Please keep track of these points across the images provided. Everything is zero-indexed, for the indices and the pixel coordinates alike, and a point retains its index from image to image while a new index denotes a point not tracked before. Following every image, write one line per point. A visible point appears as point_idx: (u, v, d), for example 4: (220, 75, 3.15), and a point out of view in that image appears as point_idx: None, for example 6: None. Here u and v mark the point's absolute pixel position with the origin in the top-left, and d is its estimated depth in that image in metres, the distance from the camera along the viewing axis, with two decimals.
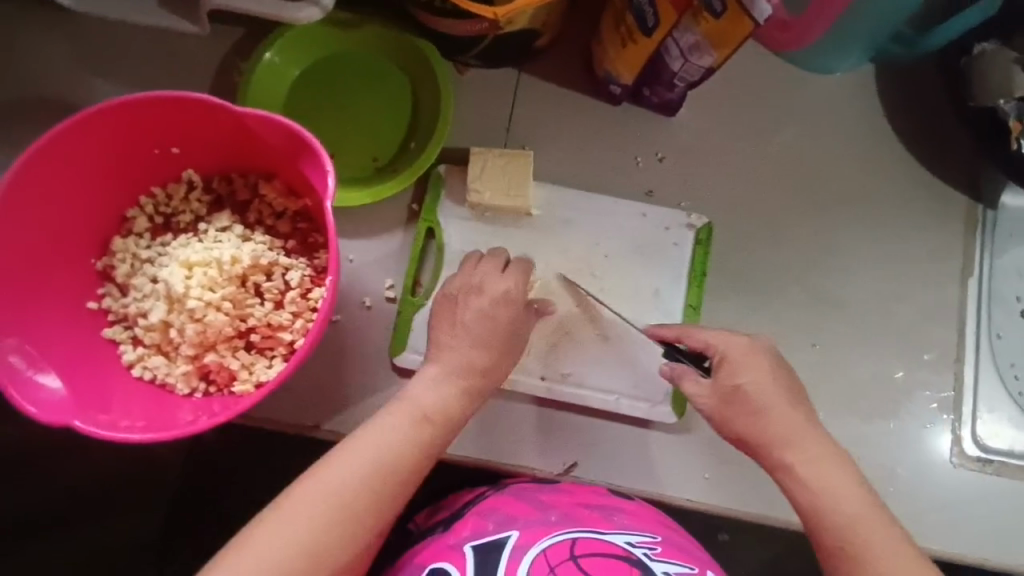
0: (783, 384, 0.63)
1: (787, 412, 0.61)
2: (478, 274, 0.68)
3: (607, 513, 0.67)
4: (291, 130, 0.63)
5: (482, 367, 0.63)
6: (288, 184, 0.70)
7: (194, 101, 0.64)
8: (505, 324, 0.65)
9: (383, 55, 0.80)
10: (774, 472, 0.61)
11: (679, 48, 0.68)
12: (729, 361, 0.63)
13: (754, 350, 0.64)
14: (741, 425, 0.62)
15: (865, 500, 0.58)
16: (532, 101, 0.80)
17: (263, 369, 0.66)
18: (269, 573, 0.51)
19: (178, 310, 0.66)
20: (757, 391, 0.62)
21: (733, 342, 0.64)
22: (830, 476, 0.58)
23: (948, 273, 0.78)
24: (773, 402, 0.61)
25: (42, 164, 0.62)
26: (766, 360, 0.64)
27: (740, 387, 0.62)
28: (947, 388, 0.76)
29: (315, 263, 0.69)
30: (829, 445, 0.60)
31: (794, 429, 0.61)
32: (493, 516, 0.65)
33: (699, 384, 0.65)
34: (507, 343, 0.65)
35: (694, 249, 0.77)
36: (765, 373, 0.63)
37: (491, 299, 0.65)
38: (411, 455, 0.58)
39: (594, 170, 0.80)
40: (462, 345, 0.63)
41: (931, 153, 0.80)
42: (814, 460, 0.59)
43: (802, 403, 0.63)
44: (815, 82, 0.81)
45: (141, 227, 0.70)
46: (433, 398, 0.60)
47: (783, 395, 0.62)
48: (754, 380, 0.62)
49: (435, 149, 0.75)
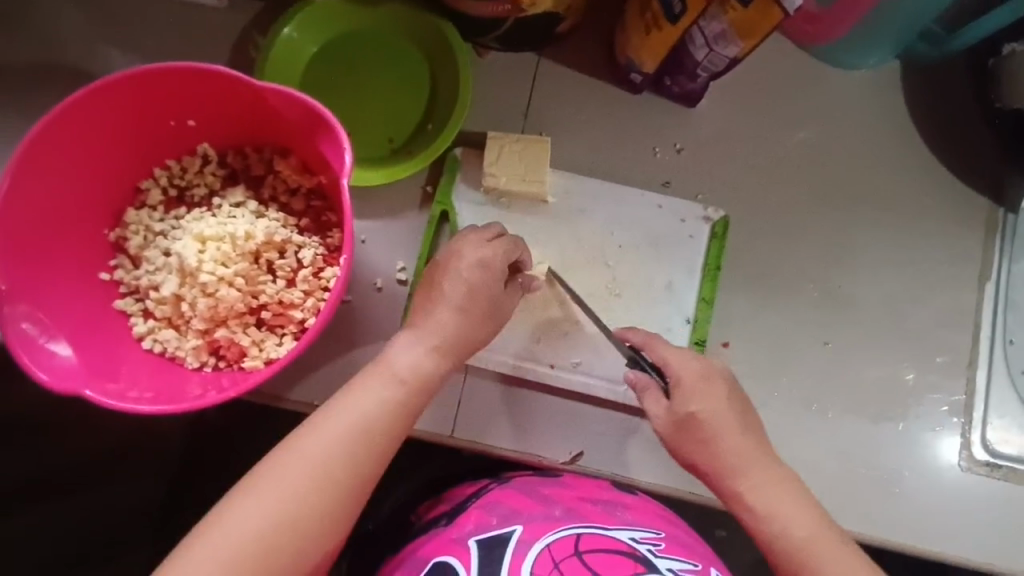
0: (737, 410, 0.64)
1: (739, 442, 0.62)
2: (463, 245, 0.65)
3: (611, 509, 0.67)
4: (309, 106, 0.62)
5: (458, 333, 0.62)
6: (304, 160, 0.70)
7: (213, 73, 0.63)
8: (485, 291, 0.63)
9: (403, 35, 0.79)
10: (728, 499, 0.61)
11: (705, 37, 0.67)
12: (683, 387, 0.64)
13: (709, 374, 0.64)
14: (694, 453, 0.62)
15: (817, 522, 0.59)
16: (551, 87, 0.79)
17: (273, 347, 0.66)
18: (243, 536, 0.52)
19: (190, 283, 0.66)
20: (711, 419, 0.62)
21: (690, 367, 0.65)
22: (780, 501, 0.59)
23: (965, 276, 0.78)
24: (724, 430, 0.62)
25: (58, 131, 0.62)
26: (720, 386, 0.64)
27: (693, 415, 0.62)
28: (958, 392, 0.75)
29: (328, 242, 0.69)
30: (784, 473, 0.61)
31: (746, 456, 0.61)
32: (496, 510, 0.65)
33: (658, 402, 0.65)
34: (486, 310, 0.63)
35: (710, 242, 0.77)
36: (717, 401, 0.63)
37: (474, 270, 0.63)
38: (385, 420, 0.58)
39: (611, 159, 0.79)
40: (437, 314, 0.61)
41: (955, 154, 0.78)
42: (766, 488, 0.60)
43: (756, 430, 0.64)
44: (840, 78, 0.80)
45: (155, 199, 0.70)
46: (405, 363, 0.60)
47: (736, 423, 0.62)
48: (708, 408, 0.63)
49: (453, 132, 0.74)
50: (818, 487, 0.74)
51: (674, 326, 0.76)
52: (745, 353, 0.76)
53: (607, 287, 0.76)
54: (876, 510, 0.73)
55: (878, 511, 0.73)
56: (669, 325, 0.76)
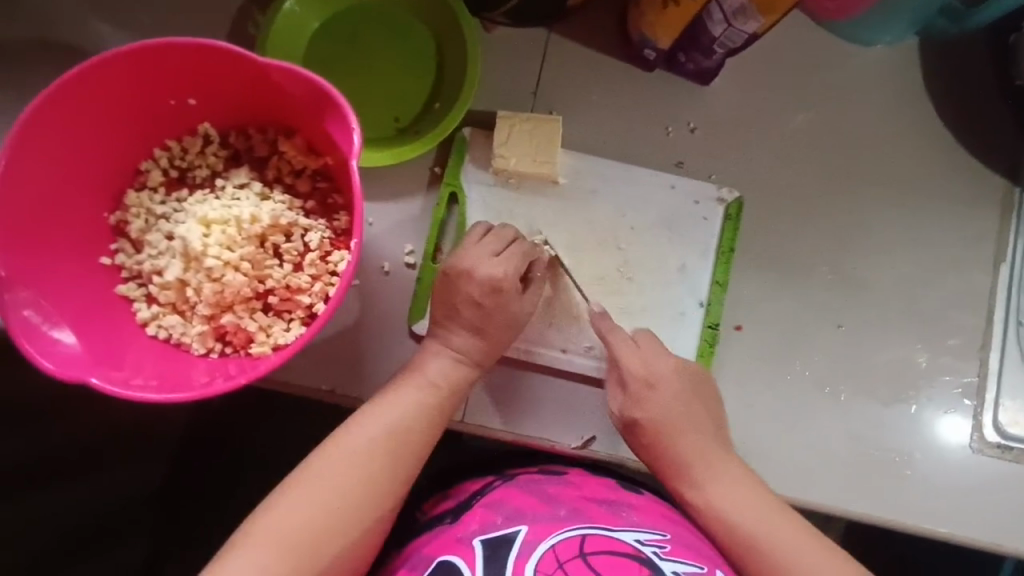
0: (683, 408, 0.68)
1: (684, 440, 0.67)
2: (477, 253, 0.68)
3: (617, 510, 0.67)
4: (316, 84, 0.60)
5: (482, 344, 0.67)
6: (309, 141, 0.68)
7: (214, 49, 0.61)
8: (506, 303, 0.68)
9: (408, 9, 0.77)
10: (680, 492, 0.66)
11: (722, 12, 0.65)
12: (629, 393, 0.68)
13: (655, 376, 0.69)
14: (643, 450, 0.68)
15: (760, 511, 0.63)
16: (562, 64, 0.77)
17: (281, 332, 0.65)
18: (297, 532, 0.56)
19: (195, 268, 0.64)
20: (654, 422, 0.67)
21: (636, 369, 0.69)
22: (724, 495, 0.64)
23: (980, 258, 0.77)
24: (670, 431, 0.67)
25: (53, 109, 0.60)
26: (667, 388, 0.68)
27: (638, 418, 0.68)
28: (970, 374, 0.75)
29: (334, 225, 0.67)
30: (726, 467, 0.66)
31: (693, 454, 0.66)
32: (502, 509, 0.66)
33: (614, 395, 0.70)
34: (508, 322, 0.68)
35: (723, 224, 0.76)
36: (661, 405, 0.68)
37: (491, 286, 0.67)
38: (421, 423, 0.63)
39: (622, 138, 0.77)
40: (461, 325, 0.67)
41: (972, 133, 0.77)
42: (713, 482, 0.65)
43: (704, 425, 0.67)
44: (858, 55, 0.78)
45: (155, 181, 0.68)
46: (437, 371, 0.66)
47: (681, 423, 0.67)
48: (652, 411, 0.68)
49: (462, 111, 0.72)
50: (829, 470, 0.74)
51: (687, 309, 0.75)
52: (757, 337, 0.75)
53: (619, 270, 0.75)
54: (887, 493, 0.73)
55: (888, 493, 0.73)
56: (683, 309, 0.75)
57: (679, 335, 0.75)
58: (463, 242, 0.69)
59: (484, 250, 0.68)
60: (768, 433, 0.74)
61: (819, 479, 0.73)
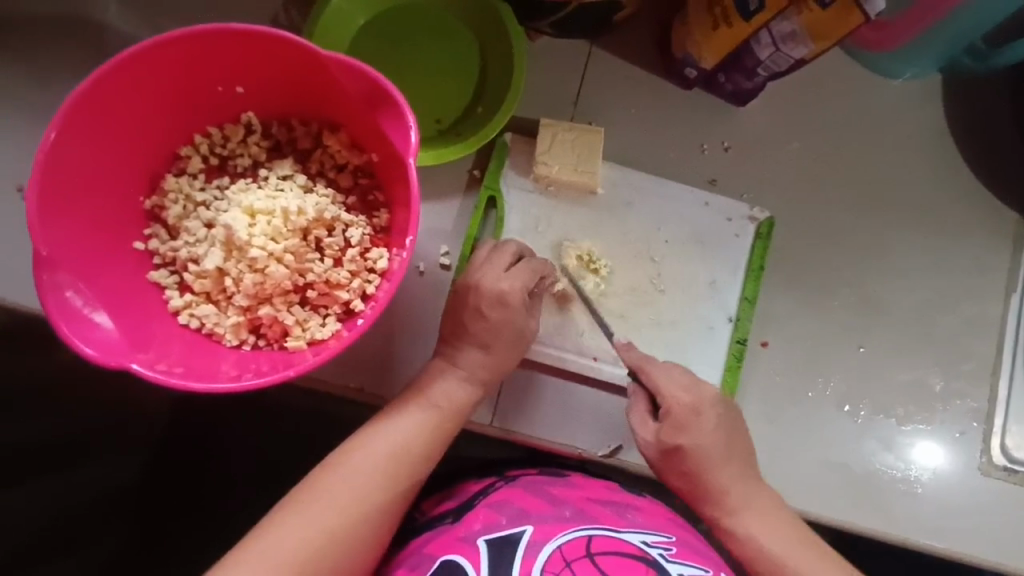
0: (724, 439, 0.66)
1: (727, 469, 0.65)
2: (479, 267, 0.68)
3: (620, 511, 0.69)
4: (374, 81, 0.60)
5: (487, 360, 0.66)
6: (355, 137, 0.68)
7: (274, 37, 0.60)
8: (513, 317, 0.66)
9: (453, 13, 0.77)
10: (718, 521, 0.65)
11: (771, 37, 0.66)
12: (674, 420, 0.66)
13: (699, 404, 0.66)
14: (678, 478, 0.66)
15: (798, 537, 0.63)
16: (603, 76, 0.78)
17: (317, 327, 0.64)
18: (285, 557, 0.55)
19: (236, 257, 0.62)
20: (697, 450, 0.65)
21: (680, 397, 0.66)
22: (766, 525, 0.64)
23: (992, 287, 0.80)
24: (712, 462, 0.65)
25: (105, 86, 0.58)
26: (714, 417, 0.66)
27: (680, 446, 0.65)
28: (980, 399, 0.78)
29: (375, 223, 0.67)
30: (764, 493, 0.65)
31: (736, 482, 0.65)
32: (506, 510, 0.67)
33: (646, 424, 0.67)
34: (515, 339, 0.67)
35: (754, 242, 0.77)
36: (705, 432, 0.65)
37: (490, 301, 0.66)
38: (417, 447, 0.63)
39: (658, 153, 0.78)
40: (471, 342, 0.66)
41: (989, 169, 0.81)
42: (757, 511, 0.64)
43: (738, 456, 0.66)
44: (885, 86, 0.81)
45: (194, 167, 0.67)
46: (441, 392, 0.66)
47: (723, 454, 0.66)
48: (696, 439, 0.65)
49: (505, 116, 0.72)
50: (844, 488, 0.75)
51: (716, 323, 0.76)
52: (781, 354, 0.77)
53: (653, 281, 0.76)
54: (898, 510, 0.75)
55: (899, 512, 0.75)
56: (712, 323, 0.76)
57: (707, 348, 0.76)
58: (473, 258, 0.70)
59: (495, 271, 0.67)
60: (788, 448, 0.76)
61: (833, 495, 0.75)
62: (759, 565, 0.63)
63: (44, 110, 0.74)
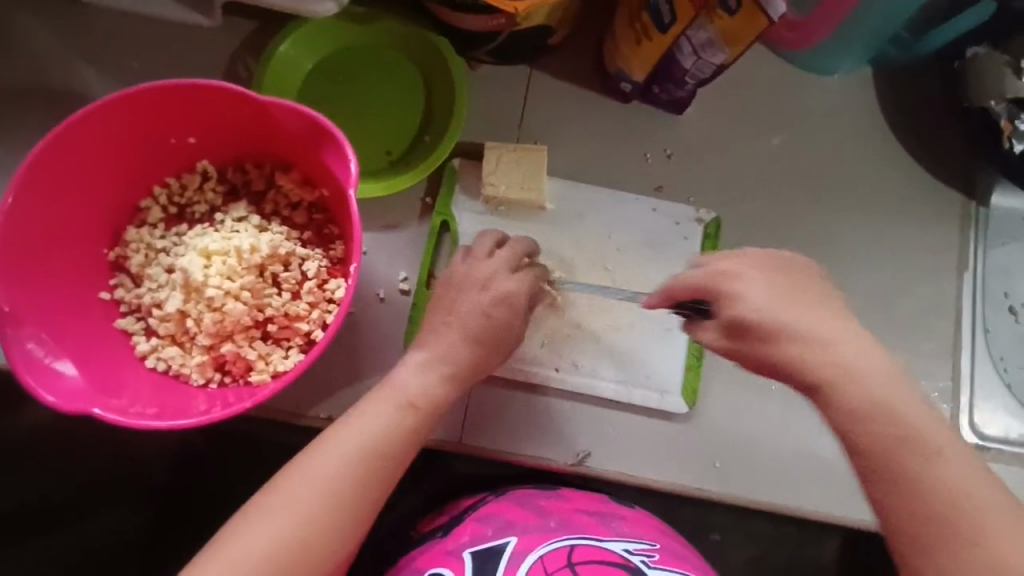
0: (780, 295, 0.56)
1: (809, 331, 0.54)
2: (480, 269, 0.66)
3: (606, 520, 0.69)
4: (312, 119, 0.63)
5: (472, 352, 0.64)
6: (305, 174, 0.71)
7: (217, 88, 0.63)
8: (516, 314, 0.65)
9: (396, 48, 0.81)
10: (830, 409, 0.53)
11: (692, 46, 0.69)
12: (728, 295, 0.57)
13: (738, 270, 0.57)
14: (770, 362, 0.55)
15: (916, 410, 0.52)
16: (544, 98, 0.82)
17: (279, 359, 0.66)
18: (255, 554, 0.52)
19: (196, 298, 0.65)
20: (766, 318, 0.55)
21: (718, 271, 0.58)
22: (880, 388, 0.52)
23: (945, 267, 0.81)
24: (791, 329, 0.54)
25: (60, 147, 0.62)
26: (762, 278, 0.57)
27: (744, 317, 0.55)
28: (946, 378, 0.79)
29: (331, 254, 0.69)
30: (859, 341, 0.54)
31: (827, 341, 0.54)
32: (492, 522, 0.68)
33: (704, 326, 0.59)
34: (505, 335, 0.65)
35: (703, 243, 0.80)
36: (755, 294, 0.56)
37: (492, 297, 0.65)
38: (395, 443, 0.59)
39: (605, 166, 0.81)
40: (461, 333, 0.64)
41: (929, 154, 0.83)
42: (863, 378, 0.52)
43: (814, 306, 0.56)
44: (818, 83, 0.83)
45: (155, 217, 0.70)
46: (416, 390, 0.62)
47: (798, 317, 0.55)
48: (755, 304, 0.55)
49: (450, 143, 0.76)
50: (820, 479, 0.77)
51: (673, 324, 0.78)
52: None
53: (608, 289, 0.78)
54: None
55: None
56: (669, 324, 0.78)
57: (664, 349, 0.78)
58: (458, 260, 0.68)
59: (501, 270, 0.67)
60: (755, 442, 0.77)
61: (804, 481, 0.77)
62: (859, 426, 0.52)
63: (9, 176, 0.78)
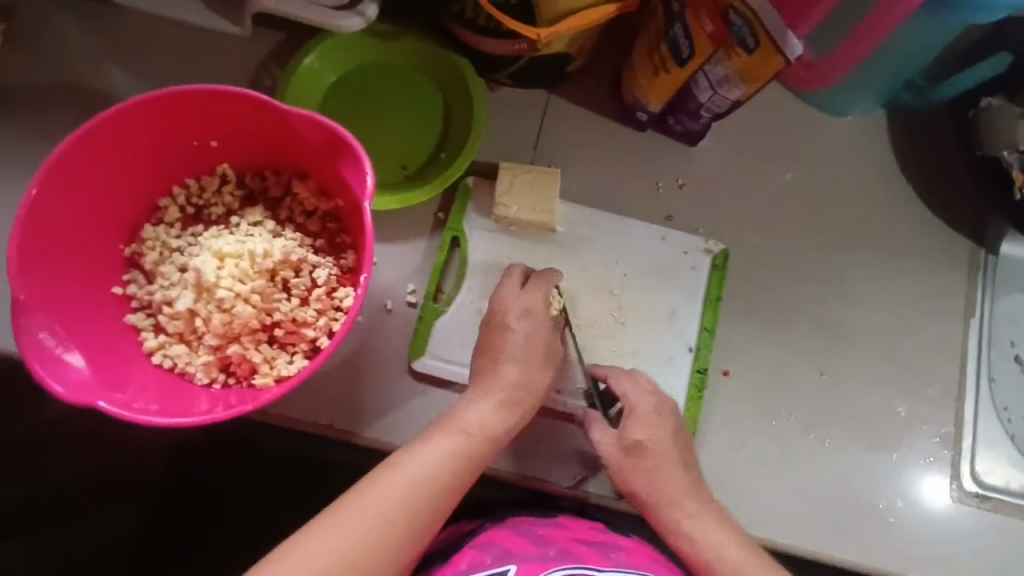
0: (671, 437, 0.70)
1: (674, 469, 0.69)
2: (509, 297, 0.70)
3: (605, 550, 0.68)
4: (333, 131, 0.64)
5: (522, 379, 0.68)
6: (321, 184, 0.72)
7: (242, 96, 0.65)
8: (550, 335, 0.70)
9: (418, 66, 0.83)
10: (668, 528, 0.68)
11: (709, 81, 0.70)
12: (635, 418, 0.70)
13: (661, 406, 0.71)
14: (635, 479, 0.69)
15: (744, 550, 0.66)
16: (561, 121, 0.83)
17: (284, 364, 0.66)
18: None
19: (207, 298, 0.66)
20: (655, 447, 0.69)
21: (643, 402, 0.71)
22: (710, 532, 0.67)
23: (951, 312, 0.81)
24: (665, 458, 0.69)
25: (86, 144, 0.64)
26: (669, 421, 0.71)
27: (641, 442, 0.69)
28: (947, 424, 0.79)
29: (341, 263, 0.70)
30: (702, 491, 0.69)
31: (683, 484, 0.69)
32: (491, 549, 0.67)
33: (606, 434, 0.71)
34: (548, 356, 0.69)
35: (711, 273, 0.80)
36: (660, 431, 0.70)
37: (524, 321, 0.69)
38: (453, 474, 0.62)
39: (617, 193, 0.82)
40: (507, 362, 0.68)
41: (939, 198, 0.83)
42: (702, 520, 0.67)
43: (686, 457, 0.70)
44: (831, 122, 0.85)
45: (172, 217, 0.71)
46: (473, 419, 0.65)
47: (677, 456, 0.70)
48: (652, 435, 0.70)
49: (465, 161, 0.77)
50: (821, 520, 0.75)
51: (677, 353, 0.78)
52: (745, 382, 0.78)
53: (613, 314, 0.78)
54: (873, 539, 0.75)
55: (874, 541, 0.75)
56: (672, 352, 0.78)
57: (666, 378, 0.77)
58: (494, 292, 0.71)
59: (526, 295, 0.70)
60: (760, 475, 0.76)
61: (811, 519, 0.75)
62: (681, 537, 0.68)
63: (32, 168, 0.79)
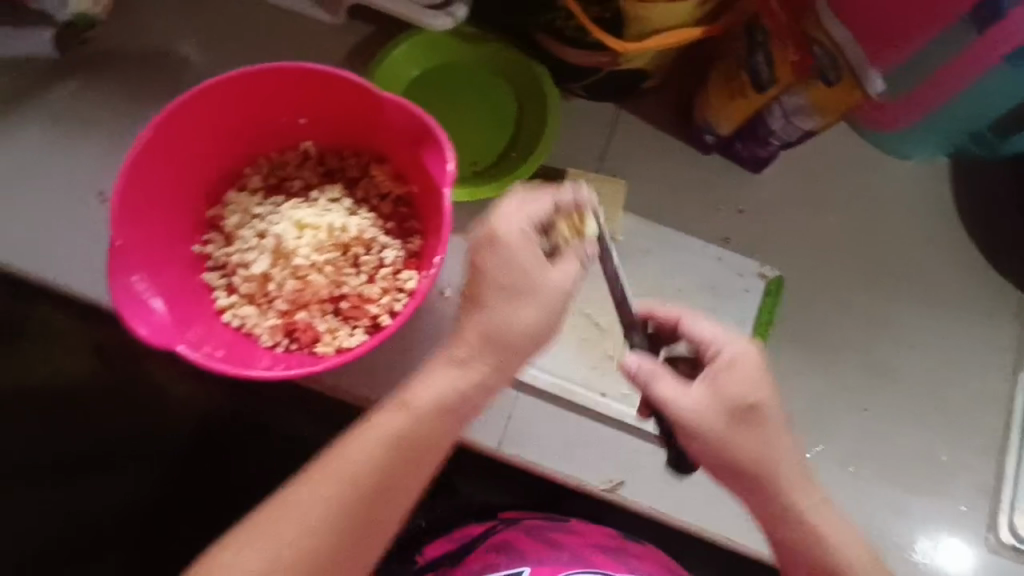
0: (774, 396, 0.61)
1: (777, 433, 0.60)
2: (502, 224, 0.59)
3: (617, 556, 0.71)
4: (422, 119, 0.68)
5: (504, 323, 0.58)
6: (398, 169, 0.75)
7: (341, 78, 0.69)
8: (545, 269, 0.59)
9: (498, 70, 0.86)
10: (779, 506, 0.60)
11: (784, 111, 0.74)
12: (738, 372, 0.60)
13: (761, 362, 0.61)
14: (739, 447, 0.59)
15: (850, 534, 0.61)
16: (629, 137, 0.85)
17: (346, 336, 0.69)
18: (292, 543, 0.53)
19: (282, 265, 0.70)
20: (766, 408, 0.60)
21: (743, 356, 0.61)
22: (826, 513, 0.61)
23: (1000, 364, 0.81)
24: (773, 423, 0.60)
25: (190, 107, 0.67)
26: (765, 376, 0.61)
27: (752, 405, 0.59)
28: (988, 474, 0.78)
29: (409, 247, 0.73)
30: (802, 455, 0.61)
31: (787, 449, 0.60)
32: (505, 551, 0.70)
33: (688, 394, 0.59)
34: (544, 293, 0.58)
35: (762, 298, 0.81)
36: (762, 385, 0.60)
37: (518, 250, 0.58)
38: (426, 430, 0.57)
39: (677, 210, 0.84)
40: (500, 299, 0.58)
41: (997, 250, 0.84)
42: (813, 493, 0.61)
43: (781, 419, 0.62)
44: (894, 165, 0.86)
45: (255, 185, 0.74)
46: (429, 385, 0.58)
47: (781, 419, 0.61)
48: (750, 391, 0.60)
49: (536, 163, 0.81)
50: None
51: None
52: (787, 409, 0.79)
53: None
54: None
55: None
56: None
57: None
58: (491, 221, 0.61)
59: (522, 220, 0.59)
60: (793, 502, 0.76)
61: None
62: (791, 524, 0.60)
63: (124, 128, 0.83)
